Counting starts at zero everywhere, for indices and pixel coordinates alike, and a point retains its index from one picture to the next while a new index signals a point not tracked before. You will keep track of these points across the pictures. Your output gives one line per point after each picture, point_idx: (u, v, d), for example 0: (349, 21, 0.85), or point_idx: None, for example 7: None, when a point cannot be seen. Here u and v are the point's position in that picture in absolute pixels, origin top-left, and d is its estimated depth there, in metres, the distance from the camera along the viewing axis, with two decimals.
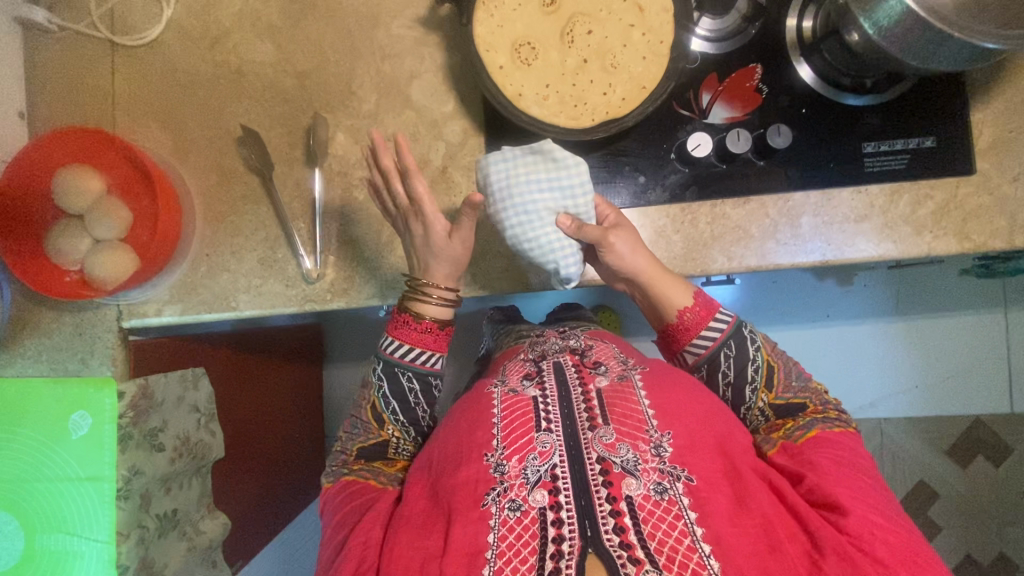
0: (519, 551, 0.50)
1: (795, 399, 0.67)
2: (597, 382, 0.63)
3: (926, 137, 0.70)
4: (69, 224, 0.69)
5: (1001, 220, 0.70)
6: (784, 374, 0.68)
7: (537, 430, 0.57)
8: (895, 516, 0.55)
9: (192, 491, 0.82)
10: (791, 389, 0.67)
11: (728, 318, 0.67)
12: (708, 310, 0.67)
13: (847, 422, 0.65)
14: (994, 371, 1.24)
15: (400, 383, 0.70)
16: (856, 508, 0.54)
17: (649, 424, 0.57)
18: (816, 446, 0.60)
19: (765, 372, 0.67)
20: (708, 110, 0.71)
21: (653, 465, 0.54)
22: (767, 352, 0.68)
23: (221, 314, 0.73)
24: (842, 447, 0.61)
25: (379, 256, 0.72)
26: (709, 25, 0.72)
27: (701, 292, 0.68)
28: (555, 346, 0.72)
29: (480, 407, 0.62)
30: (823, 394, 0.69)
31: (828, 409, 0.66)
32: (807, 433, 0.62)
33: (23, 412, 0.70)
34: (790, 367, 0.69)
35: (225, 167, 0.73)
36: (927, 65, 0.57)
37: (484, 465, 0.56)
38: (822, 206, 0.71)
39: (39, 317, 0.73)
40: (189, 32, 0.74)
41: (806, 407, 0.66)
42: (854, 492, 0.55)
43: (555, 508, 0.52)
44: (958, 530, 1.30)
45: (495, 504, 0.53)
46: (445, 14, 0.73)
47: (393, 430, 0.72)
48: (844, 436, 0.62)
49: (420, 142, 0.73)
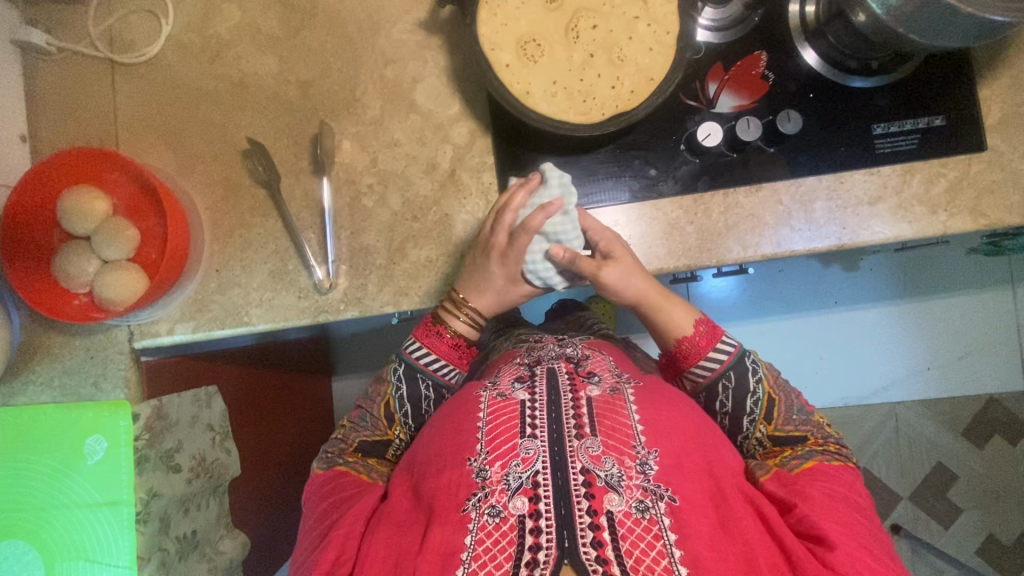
0: (495, 555, 0.50)
1: (796, 431, 0.65)
2: (588, 391, 0.61)
3: (936, 116, 0.70)
4: (78, 246, 0.68)
5: (1016, 196, 0.69)
6: (785, 407, 0.66)
7: (521, 437, 0.56)
8: (883, 559, 0.53)
9: (210, 511, 0.80)
10: (791, 422, 0.66)
11: (730, 348, 0.66)
12: (710, 337, 0.67)
13: (846, 456, 0.64)
14: (1006, 349, 1.23)
15: (417, 385, 0.71)
16: (843, 543, 0.52)
17: (637, 440, 0.56)
18: (813, 478, 0.59)
19: (765, 405, 0.66)
20: (716, 99, 0.71)
21: (637, 482, 0.53)
22: (768, 382, 0.66)
23: (234, 330, 0.72)
24: (839, 484, 0.59)
25: (391, 263, 0.71)
26: (711, 14, 0.71)
27: (706, 324, 0.68)
28: (551, 353, 0.69)
29: (465, 411, 0.61)
30: (824, 425, 0.67)
31: (829, 442, 0.65)
32: (805, 464, 0.61)
33: (37, 439, 0.70)
34: (792, 400, 0.67)
35: (231, 181, 0.73)
36: (937, 42, 0.57)
37: (467, 470, 0.55)
38: (835, 190, 0.70)
39: (50, 343, 0.72)
40: (189, 47, 0.74)
41: (806, 439, 0.65)
42: (844, 527, 0.54)
43: (534, 516, 0.51)
44: (981, 512, 1.29)
45: (475, 509, 0.53)
46: (446, 16, 0.73)
47: (399, 432, 0.72)
48: (843, 474, 0.61)
49: (428, 146, 0.72)
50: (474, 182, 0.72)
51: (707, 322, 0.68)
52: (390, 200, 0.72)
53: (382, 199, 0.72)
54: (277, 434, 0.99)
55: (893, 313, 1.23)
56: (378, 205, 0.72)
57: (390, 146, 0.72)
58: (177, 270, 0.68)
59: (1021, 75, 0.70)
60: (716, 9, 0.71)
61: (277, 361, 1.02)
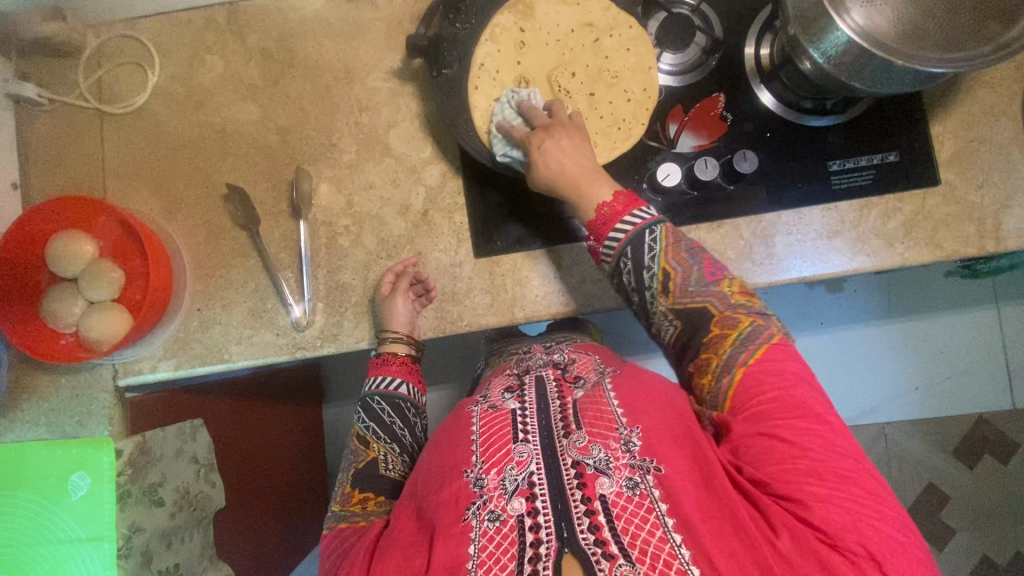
0: (499, 559, 0.47)
1: (695, 304, 0.58)
2: (574, 395, 0.60)
3: (890, 152, 0.73)
4: (64, 288, 0.71)
5: (971, 227, 0.71)
6: (681, 278, 0.58)
7: (514, 441, 0.55)
8: (849, 473, 0.49)
9: (195, 542, 0.80)
10: (691, 295, 0.58)
11: (628, 228, 0.60)
12: (613, 217, 0.60)
13: (766, 331, 0.56)
14: (993, 368, 1.21)
15: (374, 411, 0.68)
16: (801, 468, 0.49)
17: (620, 423, 0.55)
18: (746, 397, 0.54)
19: (661, 280, 0.59)
20: (676, 140, 0.74)
21: (624, 461, 0.52)
22: (665, 254, 0.59)
23: (214, 366, 0.74)
24: (767, 382, 0.54)
25: (365, 300, 0.74)
26: (670, 59, 0.75)
27: (613, 202, 0.61)
28: (539, 361, 0.70)
29: (460, 426, 0.60)
30: (729, 291, 0.59)
31: (737, 316, 0.57)
32: (734, 379, 0.55)
33: (22, 477, 0.71)
34: (693, 270, 0.59)
35: (213, 223, 0.76)
36: (877, 89, 0.60)
37: (465, 481, 0.53)
38: (794, 224, 0.72)
39: (38, 381, 0.75)
40: (174, 96, 0.78)
41: (709, 313, 0.57)
42: (800, 448, 0.50)
43: (533, 514, 0.49)
44: (974, 533, 1.24)
45: (475, 517, 0.50)
46: (418, 66, 0.76)
47: (381, 449, 0.67)
48: (770, 368, 0.55)
49: (401, 188, 0.75)
50: (446, 221, 0.75)
51: (615, 202, 0.61)
52: (365, 240, 0.75)
53: (357, 238, 0.75)
54: (259, 463, 0.98)
55: (880, 333, 1.21)
56: (354, 245, 0.75)
57: (365, 189, 0.75)
58: (159, 310, 0.70)
59: (972, 112, 0.72)
60: (675, 54, 0.75)
61: (275, 390, 1.06)
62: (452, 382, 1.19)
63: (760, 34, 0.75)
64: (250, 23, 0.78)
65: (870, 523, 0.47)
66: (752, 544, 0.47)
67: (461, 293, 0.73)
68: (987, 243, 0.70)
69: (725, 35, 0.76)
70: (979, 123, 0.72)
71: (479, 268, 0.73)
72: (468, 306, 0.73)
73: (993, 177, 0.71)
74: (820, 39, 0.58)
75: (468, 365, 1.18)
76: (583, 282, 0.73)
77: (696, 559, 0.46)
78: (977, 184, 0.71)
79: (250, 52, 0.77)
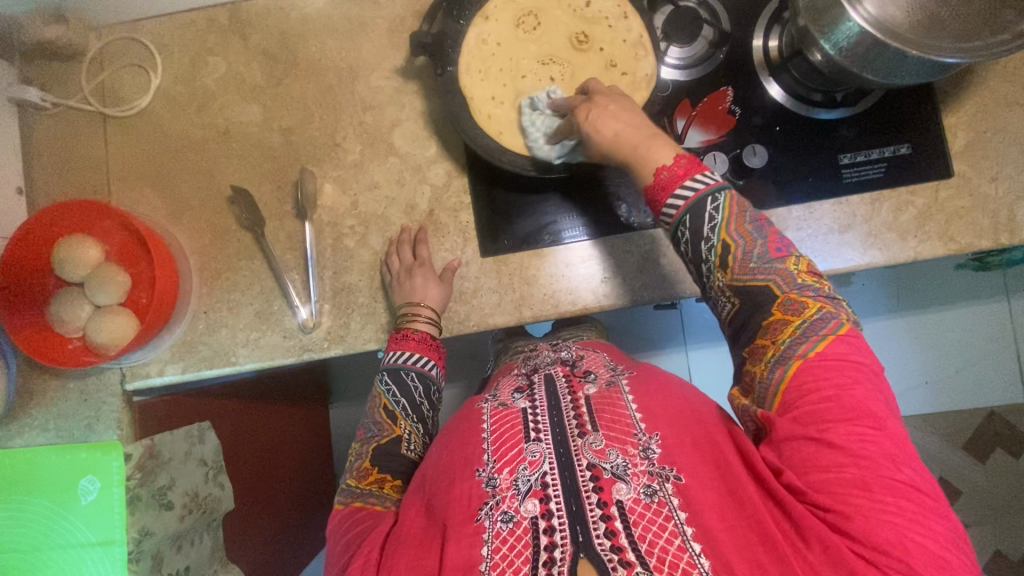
0: (512, 561, 0.47)
1: (755, 282, 0.54)
2: (585, 391, 0.60)
3: (902, 144, 0.72)
4: (70, 292, 0.70)
5: (985, 220, 0.69)
6: (742, 253, 0.55)
7: (527, 441, 0.54)
8: (899, 484, 0.47)
9: (205, 546, 0.80)
10: (751, 271, 0.55)
11: (687, 196, 0.56)
12: (673, 181, 0.56)
13: (836, 317, 0.53)
14: (1006, 361, 1.18)
15: (407, 387, 0.67)
16: (847, 479, 0.47)
17: (638, 428, 0.54)
18: (798, 394, 0.51)
19: (719, 253, 0.55)
20: (684, 135, 0.74)
21: (642, 468, 0.51)
22: (727, 227, 0.55)
23: (222, 370, 0.74)
24: (831, 377, 0.50)
25: (373, 301, 0.74)
26: (676, 53, 0.74)
27: (674, 165, 0.57)
28: (547, 359, 0.69)
29: (470, 425, 0.59)
30: (796, 270, 0.55)
31: (803, 300, 0.53)
32: (788, 371, 0.52)
33: (30, 481, 0.72)
34: (755, 245, 0.55)
35: (219, 226, 0.75)
36: (891, 80, 0.58)
37: (476, 481, 0.53)
38: (804, 219, 0.71)
39: (46, 385, 0.75)
40: (177, 98, 0.77)
41: (770, 292, 0.54)
42: (850, 456, 0.47)
43: (547, 516, 0.48)
44: (986, 528, 1.23)
45: (488, 518, 0.50)
46: (421, 64, 0.76)
47: (407, 427, 0.66)
48: (838, 362, 0.51)
49: (407, 187, 0.75)
50: (452, 221, 0.74)
51: (673, 166, 0.57)
52: (371, 240, 0.75)
53: (362, 239, 0.75)
54: (269, 464, 0.97)
55: (890, 326, 1.20)
56: (359, 245, 0.75)
57: (369, 189, 0.75)
58: (168, 312, 0.70)
59: (985, 103, 0.71)
60: (681, 48, 0.74)
61: (276, 392, 1.03)
62: (459, 380, 1.18)
63: (768, 26, 0.74)
64: (252, 23, 0.77)
65: (914, 537, 0.45)
66: (779, 554, 0.47)
67: (468, 292, 0.73)
68: (1002, 236, 0.69)
69: (732, 29, 0.75)
70: (992, 114, 0.71)
71: (485, 267, 0.73)
72: (476, 306, 0.73)
73: (1007, 168, 0.70)
74: (830, 29, 0.57)
75: (474, 364, 1.18)
76: (591, 281, 0.72)
77: (717, 570, 0.45)
78: (991, 176, 0.70)
79: (252, 53, 0.77)
